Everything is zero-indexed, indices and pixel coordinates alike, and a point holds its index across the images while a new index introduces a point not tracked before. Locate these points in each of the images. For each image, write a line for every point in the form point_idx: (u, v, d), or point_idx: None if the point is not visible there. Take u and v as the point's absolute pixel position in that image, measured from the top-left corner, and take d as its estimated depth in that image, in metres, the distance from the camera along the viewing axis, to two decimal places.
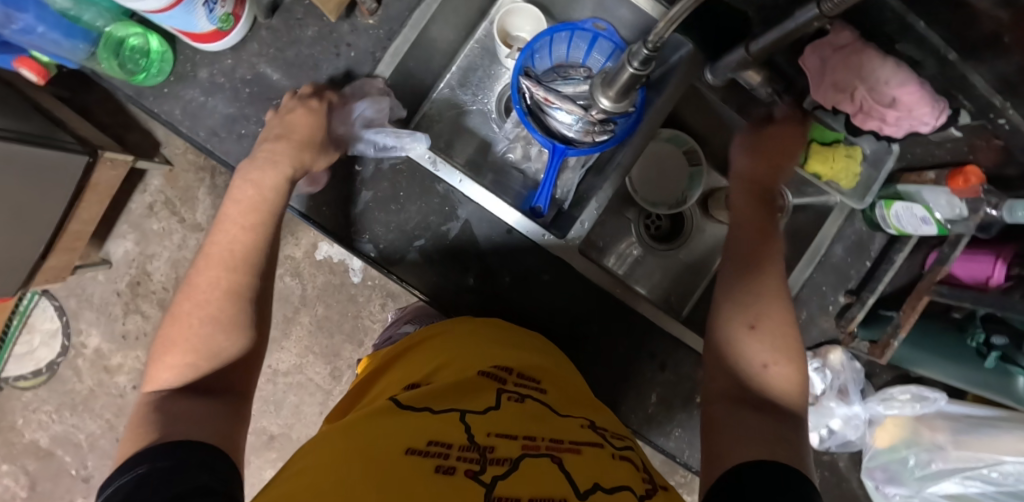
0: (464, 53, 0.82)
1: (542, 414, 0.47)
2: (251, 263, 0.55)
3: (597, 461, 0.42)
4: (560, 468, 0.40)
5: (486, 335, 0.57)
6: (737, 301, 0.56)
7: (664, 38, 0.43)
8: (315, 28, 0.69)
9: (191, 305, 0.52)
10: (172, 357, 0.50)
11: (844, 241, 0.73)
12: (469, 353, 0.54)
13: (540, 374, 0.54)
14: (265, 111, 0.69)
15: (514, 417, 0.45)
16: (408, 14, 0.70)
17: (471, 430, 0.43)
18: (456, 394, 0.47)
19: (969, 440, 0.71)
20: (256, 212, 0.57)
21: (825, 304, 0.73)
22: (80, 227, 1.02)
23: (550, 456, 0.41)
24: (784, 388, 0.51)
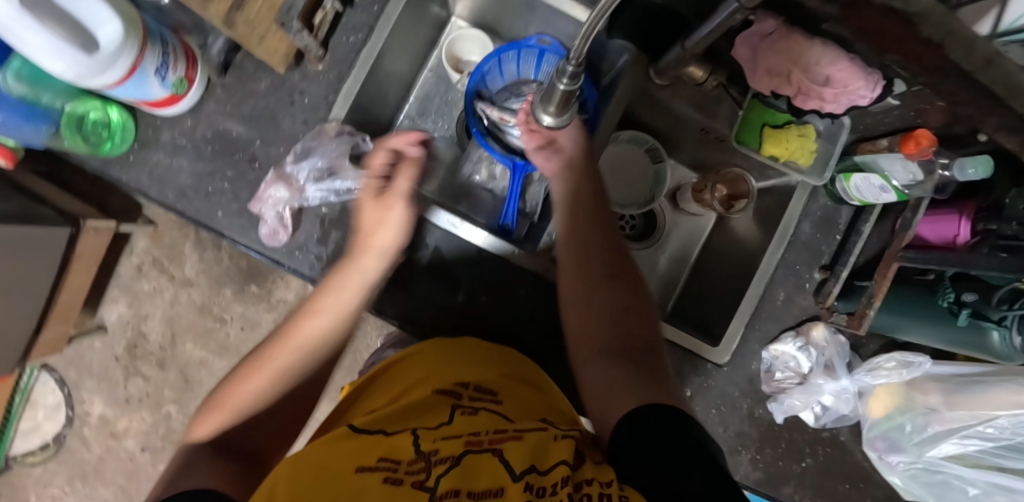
0: (420, 83, 0.85)
1: (487, 417, 0.48)
2: (320, 350, 0.64)
3: (536, 444, 0.42)
4: (499, 458, 0.40)
5: (460, 351, 0.59)
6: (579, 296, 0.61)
7: (584, 54, 0.45)
8: (267, 80, 0.71)
9: (251, 384, 0.61)
10: (218, 413, 0.60)
11: (811, 219, 0.75)
12: (433, 375, 0.56)
13: (496, 384, 0.55)
14: (229, 166, 0.70)
15: (461, 426, 0.46)
16: (355, 55, 0.72)
17: (417, 443, 0.44)
18: (407, 415, 0.49)
19: (961, 399, 0.71)
20: (333, 317, 0.64)
21: (801, 283, 0.75)
22: (71, 299, 1.04)
23: (491, 450, 0.42)
24: (636, 350, 0.56)
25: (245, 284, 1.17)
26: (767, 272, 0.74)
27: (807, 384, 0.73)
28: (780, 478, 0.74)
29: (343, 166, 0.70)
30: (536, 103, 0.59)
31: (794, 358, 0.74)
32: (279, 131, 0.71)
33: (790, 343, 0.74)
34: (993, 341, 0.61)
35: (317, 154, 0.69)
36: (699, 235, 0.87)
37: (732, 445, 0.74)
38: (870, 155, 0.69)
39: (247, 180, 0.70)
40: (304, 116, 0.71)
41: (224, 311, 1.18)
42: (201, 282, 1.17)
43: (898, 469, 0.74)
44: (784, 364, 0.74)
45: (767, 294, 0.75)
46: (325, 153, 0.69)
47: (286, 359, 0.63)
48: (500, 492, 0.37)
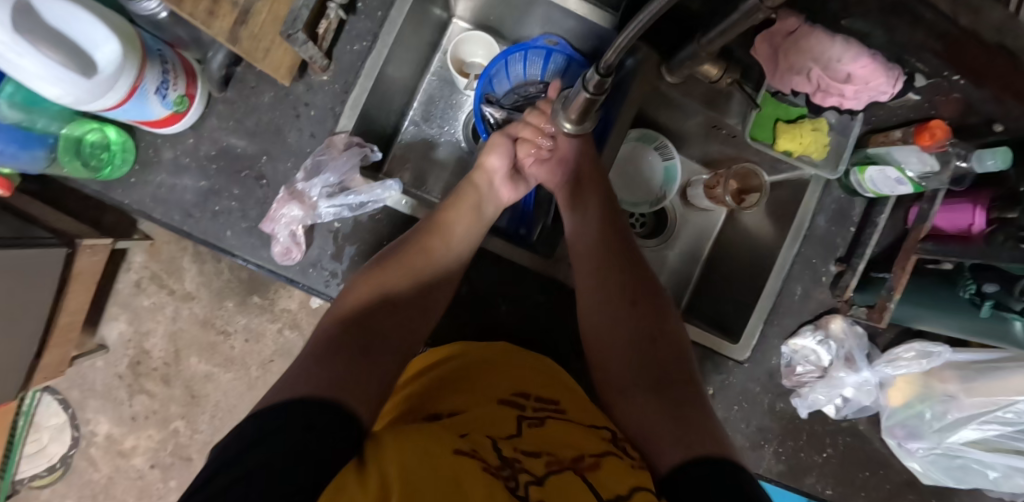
0: (423, 88, 0.83)
1: (562, 432, 0.50)
2: (450, 265, 0.66)
3: (616, 470, 0.45)
4: (583, 480, 0.43)
5: (512, 362, 0.61)
6: (608, 335, 0.64)
7: (615, 63, 0.44)
8: (271, 93, 0.69)
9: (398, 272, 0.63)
10: (351, 296, 0.60)
11: (826, 212, 0.75)
12: (495, 383, 0.58)
13: (556, 395, 0.57)
14: (235, 183, 0.68)
15: (536, 439, 0.49)
16: (360, 64, 0.70)
17: (497, 450, 0.46)
18: (478, 422, 0.51)
19: (980, 386, 0.72)
20: (464, 243, 0.67)
21: (817, 276, 0.75)
22: (71, 320, 1.01)
23: (571, 470, 0.45)
24: (678, 384, 0.59)
25: (248, 295, 1.16)
26: (784, 267, 0.74)
27: (827, 377, 0.73)
28: (802, 470, 0.75)
29: (354, 182, 0.68)
30: (556, 110, 0.58)
31: (813, 352, 0.75)
32: (285, 146, 0.69)
33: (810, 338, 0.74)
34: (1014, 329, 0.62)
35: (328, 171, 0.67)
36: (708, 231, 0.87)
37: (754, 440, 0.74)
38: (884, 147, 0.69)
39: (254, 198, 0.68)
40: (311, 129, 0.69)
41: (228, 324, 1.16)
42: (203, 295, 1.15)
43: (918, 455, 0.74)
44: (804, 358, 0.75)
45: (784, 289, 0.75)
46: (337, 170, 0.68)
47: (420, 261, 0.64)
48: None
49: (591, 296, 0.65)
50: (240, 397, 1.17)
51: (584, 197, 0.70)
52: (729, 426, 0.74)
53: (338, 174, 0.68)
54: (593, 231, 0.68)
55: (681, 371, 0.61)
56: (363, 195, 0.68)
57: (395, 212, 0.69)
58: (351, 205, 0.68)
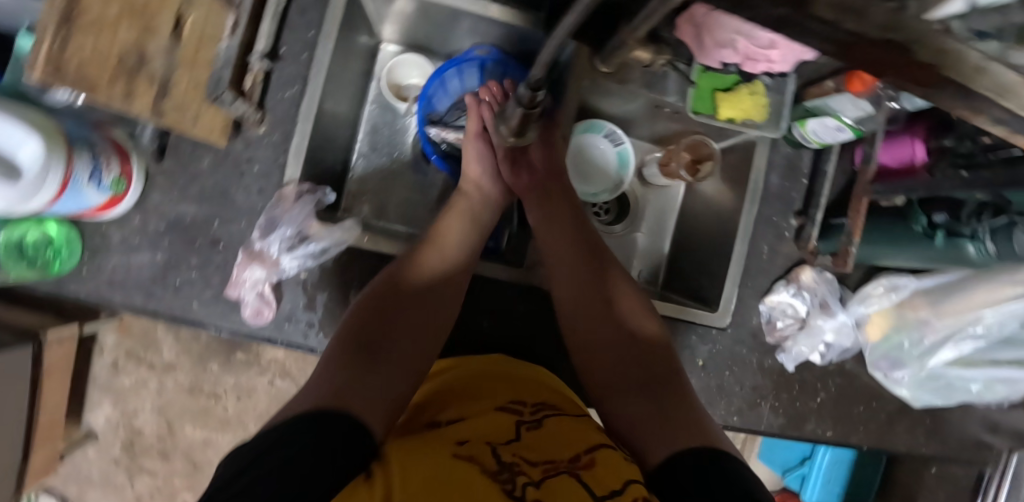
0: (365, 118, 0.82)
1: (561, 431, 0.50)
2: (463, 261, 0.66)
3: (614, 463, 0.45)
4: (579, 482, 0.43)
5: (501, 365, 0.60)
6: (589, 337, 0.65)
7: (542, 79, 0.45)
8: (209, 156, 0.67)
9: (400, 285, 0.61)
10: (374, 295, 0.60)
11: (777, 169, 0.78)
12: (496, 387, 0.57)
13: (552, 400, 0.57)
14: (193, 253, 0.67)
15: (535, 441, 0.48)
16: (295, 109, 0.68)
17: (495, 456, 0.45)
18: (476, 427, 0.50)
19: (949, 306, 0.75)
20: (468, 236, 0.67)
21: (781, 232, 0.78)
22: (52, 416, 0.98)
23: (567, 472, 0.44)
24: (668, 379, 0.61)
25: (231, 353, 1.14)
26: (747, 230, 0.76)
27: (808, 327, 0.76)
28: (800, 418, 0.78)
29: (312, 228, 0.67)
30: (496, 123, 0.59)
31: (790, 305, 0.76)
32: (235, 206, 0.67)
33: (785, 293, 0.76)
34: (970, 254, 0.62)
35: (284, 223, 0.67)
36: (672, 209, 0.90)
37: (750, 400, 0.77)
38: (820, 100, 0.70)
39: (214, 264, 0.67)
40: (258, 185, 0.67)
41: (217, 386, 1.14)
42: (184, 363, 1.13)
43: (905, 383, 0.77)
44: (783, 313, 0.76)
45: (752, 250, 0.77)
46: (292, 221, 0.67)
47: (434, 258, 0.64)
48: None
49: (568, 301, 0.66)
50: None
51: (551, 206, 0.71)
52: (725, 392, 0.76)
53: (293, 225, 0.67)
54: (556, 239, 0.69)
55: (663, 364, 0.62)
56: (323, 240, 0.67)
57: (358, 250, 0.68)
58: (312, 254, 0.67)
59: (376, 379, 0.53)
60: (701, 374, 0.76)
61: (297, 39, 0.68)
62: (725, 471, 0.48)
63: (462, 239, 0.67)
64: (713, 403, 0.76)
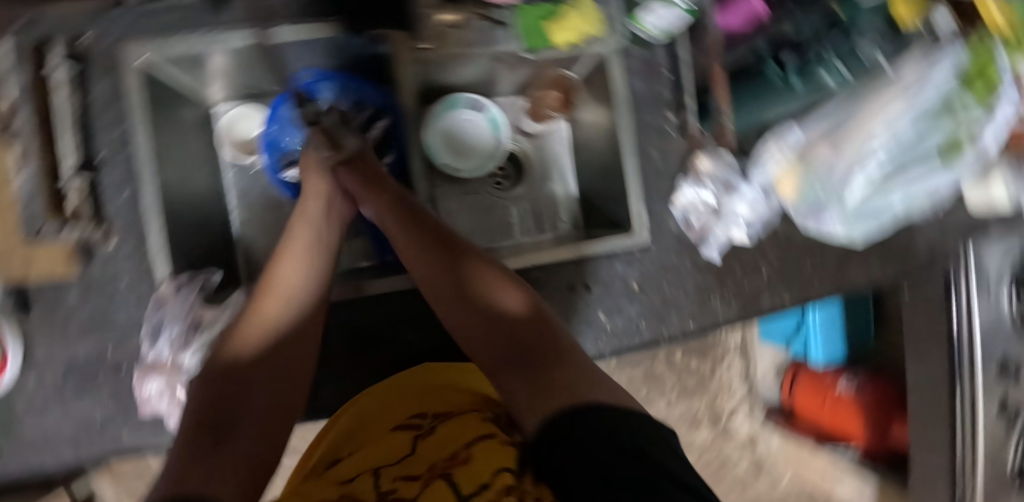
0: (233, 185, 0.81)
1: (449, 434, 0.55)
2: (312, 285, 0.61)
3: (484, 460, 0.48)
4: (447, 483, 0.46)
5: (403, 395, 0.65)
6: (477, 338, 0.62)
7: None
8: (73, 289, 0.64)
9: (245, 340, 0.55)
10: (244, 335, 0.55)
11: (638, 72, 0.74)
12: (393, 415, 0.64)
13: (449, 409, 0.63)
14: (102, 387, 0.65)
15: (424, 453, 0.53)
16: (137, 208, 0.65)
17: (381, 482, 0.50)
18: (372, 457, 0.56)
19: (845, 138, 0.72)
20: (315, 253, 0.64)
21: (664, 130, 0.75)
22: None
23: (441, 477, 0.47)
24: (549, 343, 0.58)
25: None
26: (631, 142, 0.74)
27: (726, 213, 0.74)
28: (754, 298, 0.79)
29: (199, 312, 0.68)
30: None
31: (698, 199, 0.75)
32: (121, 324, 0.65)
33: (690, 190, 0.75)
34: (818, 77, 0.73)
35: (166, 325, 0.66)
36: (563, 147, 0.88)
37: (700, 301, 0.76)
38: None
39: (127, 388, 0.65)
40: (134, 296, 0.65)
41: None
42: None
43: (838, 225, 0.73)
44: (694, 209, 0.75)
45: (642, 159, 0.75)
46: (172, 319, 0.65)
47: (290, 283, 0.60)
48: None
49: (446, 305, 0.63)
50: None
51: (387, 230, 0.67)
52: (674, 304, 0.76)
53: (175, 322, 0.65)
54: (413, 252, 0.66)
55: (547, 340, 0.58)
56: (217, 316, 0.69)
57: None
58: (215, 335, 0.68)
59: (223, 459, 0.46)
60: (644, 296, 0.75)
61: (109, 139, 0.65)
62: (605, 422, 0.46)
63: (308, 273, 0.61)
64: (667, 318, 0.75)
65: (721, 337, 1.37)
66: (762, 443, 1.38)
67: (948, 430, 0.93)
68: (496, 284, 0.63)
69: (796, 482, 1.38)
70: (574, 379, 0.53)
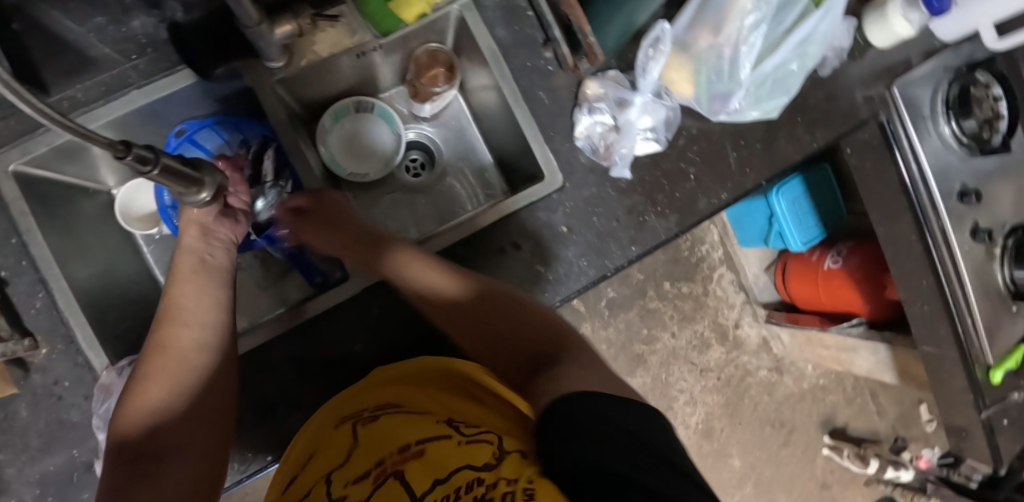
0: (154, 259, 0.80)
1: (400, 428, 0.53)
2: (215, 311, 0.59)
3: (441, 459, 0.47)
4: (401, 485, 0.45)
5: (366, 396, 0.61)
6: (474, 341, 0.62)
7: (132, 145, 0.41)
8: (21, 405, 0.64)
9: (162, 367, 0.55)
10: (156, 378, 0.54)
11: (499, 22, 0.73)
12: (345, 411, 0.60)
13: (406, 401, 0.59)
14: (80, 490, 0.65)
15: (370, 448, 0.51)
16: (56, 309, 0.65)
17: (332, 489, 0.48)
18: (321, 466, 0.53)
19: (718, 18, 0.71)
20: (214, 285, 0.60)
21: (545, 70, 0.74)
22: None
23: (394, 474, 0.47)
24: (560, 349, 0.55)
25: None
26: (514, 91, 0.73)
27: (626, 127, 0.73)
28: (690, 203, 0.78)
29: None
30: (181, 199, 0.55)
31: (596, 124, 0.74)
32: (78, 425, 0.65)
33: (585, 118, 0.74)
34: None
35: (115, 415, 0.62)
36: (462, 122, 0.88)
37: (635, 222, 0.75)
38: None
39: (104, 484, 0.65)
40: (80, 394, 0.65)
41: None
42: None
43: (747, 108, 0.75)
44: (596, 134, 0.74)
45: (533, 104, 0.74)
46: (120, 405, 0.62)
47: (190, 317, 0.58)
48: None
49: (443, 315, 0.63)
50: None
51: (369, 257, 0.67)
52: (611, 234, 0.75)
53: None
54: (403, 263, 0.65)
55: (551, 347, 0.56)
56: None
57: None
58: None
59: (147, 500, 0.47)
60: (578, 236, 0.74)
61: (6, 253, 0.65)
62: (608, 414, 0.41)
63: (209, 303, 0.59)
64: (608, 250, 0.74)
65: (703, 255, 1.36)
66: (774, 342, 1.38)
67: (930, 269, 0.92)
68: (505, 298, 0.61)
69: (819, 368, 1.38)
70: (576, 374, 0.49)
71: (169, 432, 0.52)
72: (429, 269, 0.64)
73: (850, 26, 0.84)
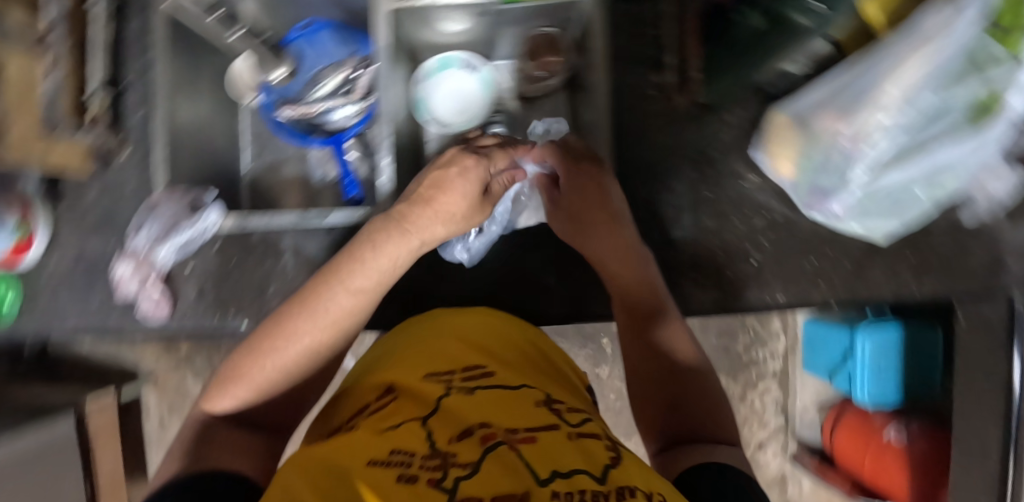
0: (242, 121, 0.88)
1: (497, 400, 0.50)
2: (362, 310, 0.64)
3: (554, 443, 0.44)
4: (519, 457, 0.41)
5: (463, 347, 0.61)
6: (653, 377, 0.67)
7: None
8: (92, 189, 0.75)
9: (281, 347, 0.62)
10: (281, 342, 0.62)
11: (619, 29, 0.72)
12: (438, 357, 0.59)
13: (499, 368, 0.57)
14: (101, 275, 0.75)
15: (468, 412, 0.48)
16: (148, 125, 0.75)
17: (433, 441, 0.45)
18: (408, 407, 0.50)
19: (852, 103, 0.61)
20: (376, 289, 0.64)
21: (645, 92, 0.72)
22: (111, 472, 1.20)
23: (505, 443, 0.43)
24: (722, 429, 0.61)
25: None
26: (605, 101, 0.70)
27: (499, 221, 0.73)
28: (738, 288, 0.71)
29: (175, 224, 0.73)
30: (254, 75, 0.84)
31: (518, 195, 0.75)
32: (122, 223, 0.75)
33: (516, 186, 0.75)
34: None
35: (150, 223, 0.74)
36: (559, 119, 0.86)
37: (665, 276, 0.70)
38: None
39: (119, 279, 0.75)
40: (135, 200, 0.75)
41: None
42: None
43: (846, 215, 0.67)
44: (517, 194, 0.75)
45: (619, 120, 0.72)
46: (158, 219, 0.73)
47: (342, 304, 0.63)
48: (527, 494, 0.37)
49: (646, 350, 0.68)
50: None
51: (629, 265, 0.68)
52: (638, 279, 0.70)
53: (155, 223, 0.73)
54: (631, 284, 0.68)
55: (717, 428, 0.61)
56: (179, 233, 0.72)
57: (225, 233, 0.73)
58: (180, 249, 0.73)
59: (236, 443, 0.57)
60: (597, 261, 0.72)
61: (134, 66, 0.75)
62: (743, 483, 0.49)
63: (365, 302, 0.64)
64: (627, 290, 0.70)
65: (756, 359, 1.23)
66: (792, 482, 1.24)
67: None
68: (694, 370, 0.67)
69: None
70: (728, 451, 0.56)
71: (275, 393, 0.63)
72: (648, 306, 0.68)
73: (1018, 181, 0.71)
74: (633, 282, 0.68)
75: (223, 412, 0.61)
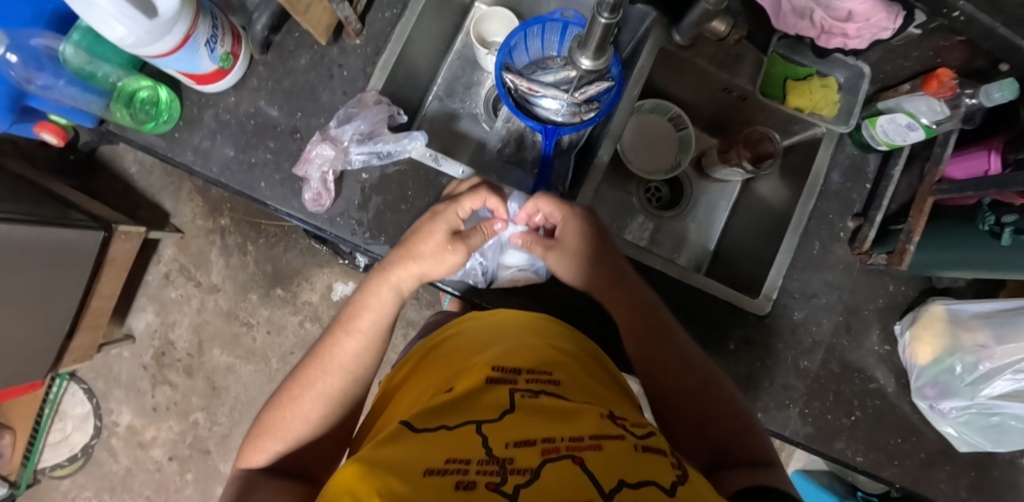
0: (446, 66, 0.89)
1: (557, 407, 0.45)
2: (371, 348, 0.60)
3: (622, 454, 0.39)
4: (583, 470, 0.37)
5: (520, 339, 0.56)
6: (670, 403, 0.59)
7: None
8: (307, 56, 0.75)
9: (297, 394, 0.57)
10: (297, 388, 0.57)
11: (839, 167, 0.77)
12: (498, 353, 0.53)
13: (559, 374, 0.51)
14: (271, 138, 0.73)
15: (530, 421, 0.43)
16: (391, 30, 0.76)
17: (488, 445, 0.41)
18: (465, 404, 0.46)
19: (1010, 332, 0.72)
20: (376, 327, 0.61)
21: (835, 232, 0.77)
22: (102, 303, 1.13)
23: (571, 456, 0.39)
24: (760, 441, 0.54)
25: (270, 287, 1.26)
26: (800, 224, 0.76)
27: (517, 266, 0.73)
28: (831, 435, 0.75)
29: (380, 134, 0.72)
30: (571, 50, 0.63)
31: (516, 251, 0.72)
32: (320, 103, 0.74)
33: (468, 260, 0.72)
34: None
35: (360, 121, 0.72)
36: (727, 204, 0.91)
37: (779, 396, 0.74)
38: (894, 101, 0.72)
39: (288, 151, 0.73)
40: (343, 88, 0.75)
41: (251, 316, 1.26)
42: (228, 287, 1.26)
43: (951, 418, 0.73)
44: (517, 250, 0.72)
45: (803, 245, 0.76)
46: (371, 122, 0.72)
47: (343, 341, 0.59)
48: None
49: (657, 379, 0.60)
50: (259, 388, 1.26)
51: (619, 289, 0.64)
52: (758, 387, 0.74)
53: (367, 124, 0.72)
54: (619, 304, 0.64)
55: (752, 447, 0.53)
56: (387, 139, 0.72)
57: (418, 162, 0.72)
58: (372, 158, 0.72)
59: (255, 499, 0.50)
60: (731, 357, 0.74)
61: None
62: None
63: (368, 345, 0.60)
64: (743, 391, 0.73)
65: None
66: None
67: None
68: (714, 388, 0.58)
69: None
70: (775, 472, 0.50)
71: (302, 449, 0.56)
72: (647, 338, 0.61)
73: None
74: (624, 321, 0.63)
75: (251, 469, 0.55)
